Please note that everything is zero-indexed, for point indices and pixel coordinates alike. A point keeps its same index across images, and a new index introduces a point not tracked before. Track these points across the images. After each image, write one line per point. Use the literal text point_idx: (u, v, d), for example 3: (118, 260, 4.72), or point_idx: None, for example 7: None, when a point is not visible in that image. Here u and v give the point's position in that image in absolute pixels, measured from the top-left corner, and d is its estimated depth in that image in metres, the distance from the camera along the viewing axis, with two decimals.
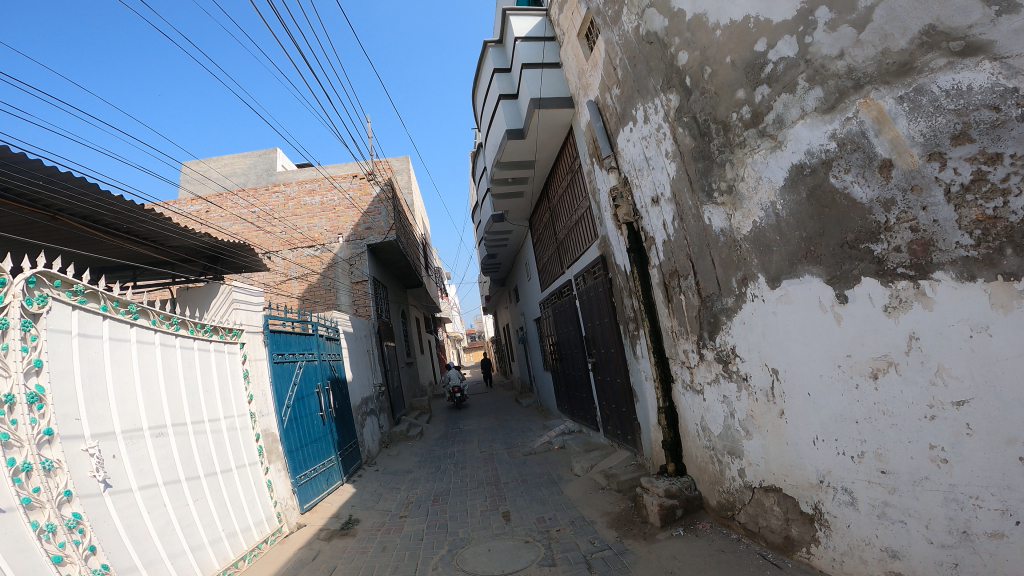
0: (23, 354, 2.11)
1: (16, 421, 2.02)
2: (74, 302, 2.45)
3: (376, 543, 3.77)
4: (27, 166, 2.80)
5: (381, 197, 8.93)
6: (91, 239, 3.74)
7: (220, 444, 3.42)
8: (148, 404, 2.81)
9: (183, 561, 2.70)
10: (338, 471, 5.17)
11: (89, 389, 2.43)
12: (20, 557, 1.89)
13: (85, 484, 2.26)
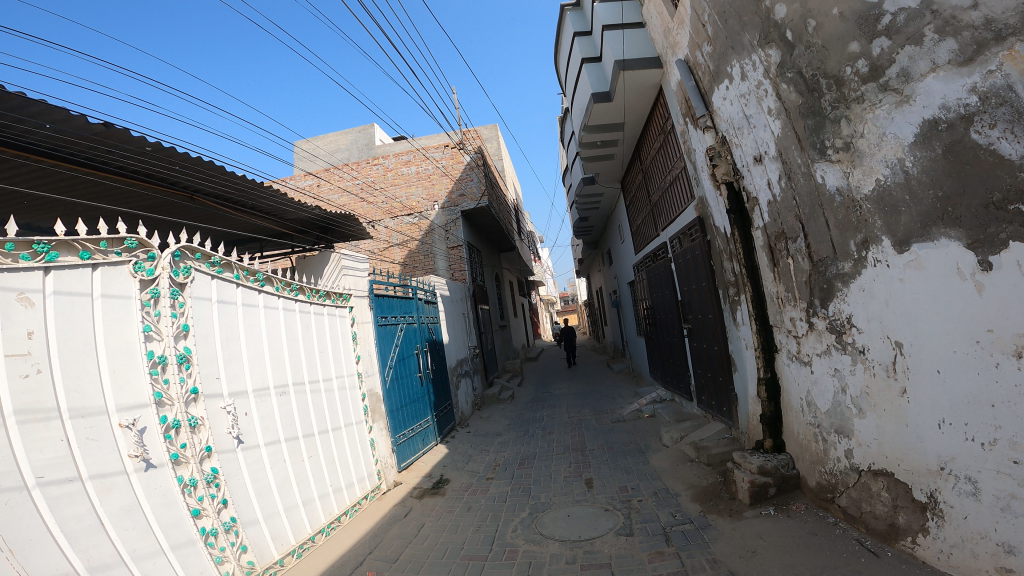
0: (173, 319, 2.57)
1: (167, 381, 2.48)
2: (212, 273, 2.88)
3: (462, 503, 4.08)
4: (168, 155, 3.28)
5: (472, 164, 9.11)
6: (223, 215, 4.26)
7: (332, 403, 3.85)
8: (275, 366, 3.25)
9: (296, 513, 3.14)
10: (433, 432, 5.59)
11: (227, 350, 2.87)
12: (167, 509, 2.33)
13: (222, 441, 2.71)
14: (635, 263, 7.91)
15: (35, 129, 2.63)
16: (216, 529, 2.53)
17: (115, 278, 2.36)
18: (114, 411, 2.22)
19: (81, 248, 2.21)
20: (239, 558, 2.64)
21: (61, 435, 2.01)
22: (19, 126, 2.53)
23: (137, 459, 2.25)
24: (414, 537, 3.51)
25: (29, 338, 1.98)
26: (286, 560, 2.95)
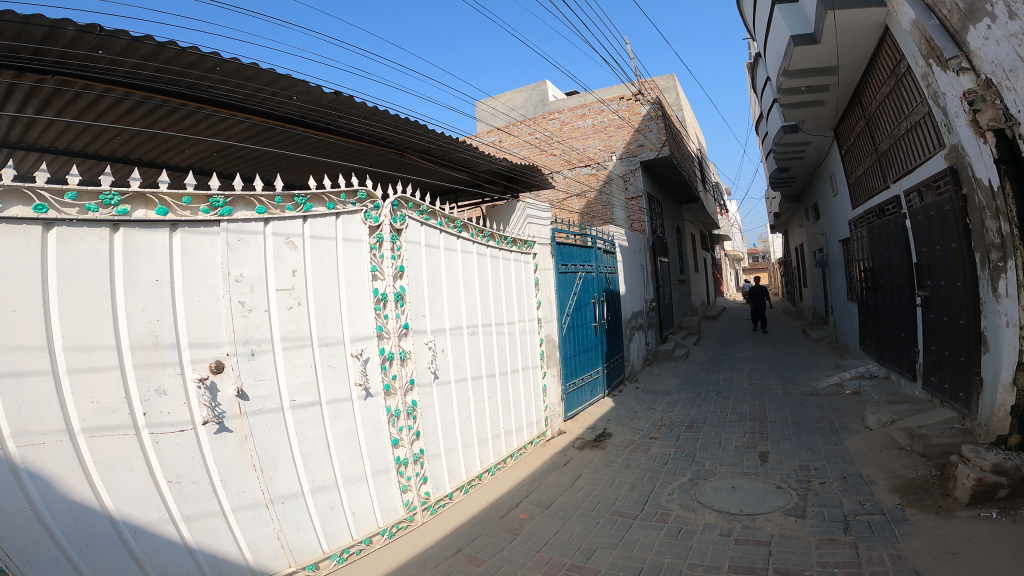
0: (391, 262, 3.53)
1: (388, 315, 3.52)
2: (420, 219, 3.78)
3: (621, 460, 4.59)
4: (387, 119, 3.87)
5: (652, 114, 8.60)
6: (425, 167, 4.75)
7: (513, 343, 4.71)
8: (468, 309, 4.18)
9: (471, 451, 4.25)
10: (600, 385, 6.03)
11: (432, 292, 3.85)
12: (377, 436, 3.52)
13: (422, 374, 3.79)
14: (854, 220, 6.64)
15: (286, 100, 3.59)
16: (406, 458, 3.68)
17: (352, 225, 3.38)
18: (348, 340, 3.33)
19: (326, 199, 3.27)
20: (419, 488, 3.81)
21: (310, 358, 3.16)
22: (274, 97, 3.45)
23: (359, 387, 3.41)
24: (569, 486, 4.29)
25: (293, 274, 3.11)
26: (455, 494, 4.08)
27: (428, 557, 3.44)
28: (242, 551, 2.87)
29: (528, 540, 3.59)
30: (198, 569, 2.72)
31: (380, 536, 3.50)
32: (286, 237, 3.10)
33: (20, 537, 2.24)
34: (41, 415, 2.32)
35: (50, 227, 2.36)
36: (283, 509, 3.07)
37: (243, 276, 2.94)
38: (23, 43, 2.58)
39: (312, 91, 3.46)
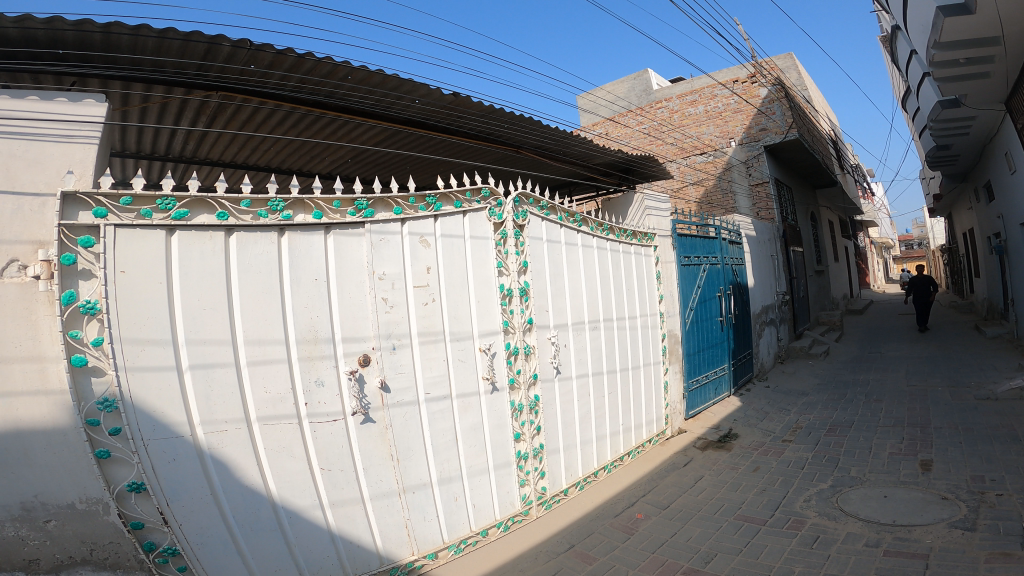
0: (516, 257, 3.73)
1: (513, 311, 3.74)
2: (541, 214, 3.96)
3: (750, 462, 4.39)
4: (505, 117, 4.03)
5: (772, 95, 8.43)
6: (541, 163, 4.93)
7: (636, 339, 4.72)
8: (590, 305, 4.31)
9: (589, 448, 4.28)
10: (727, 383, 5.90)
11: (554, 287, 3.99)
12: (500, 430, 3.67)
13: (546, 368, 3.91)
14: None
15: (409, 104, 3.80)
16: (528, 453, 3.82)
17: (479, 223, 3.62)
18: (477, 335, 3.56)
19: (455, 198, 3.46)
20: (537, 483, 3.90)
21: (444, 353, 3.40)
22: (400, 101, 3.73)
23: (488, 381, 3.59)
24: (689, 487, 4.12)
25: (428, 270, 3.34)
26: (571, 490, 4.10)
27: (540, 552, 3.49)
28: (374, 537, 3.17)
29: (644, 541, 3.51)
30: (337, 551, 3.04)
31: (495, 528, 3.67)
32: (421, 236, 3.33)
33: (201, 519, 2.71)
34: (225, 406, 2.78)
35: (232, 232, 2.81)
36: (413, 498, 3.33)
37: (385, 274, 3.19)
38: (188, 60, 3.05)
39: (433, 93, 3.68)
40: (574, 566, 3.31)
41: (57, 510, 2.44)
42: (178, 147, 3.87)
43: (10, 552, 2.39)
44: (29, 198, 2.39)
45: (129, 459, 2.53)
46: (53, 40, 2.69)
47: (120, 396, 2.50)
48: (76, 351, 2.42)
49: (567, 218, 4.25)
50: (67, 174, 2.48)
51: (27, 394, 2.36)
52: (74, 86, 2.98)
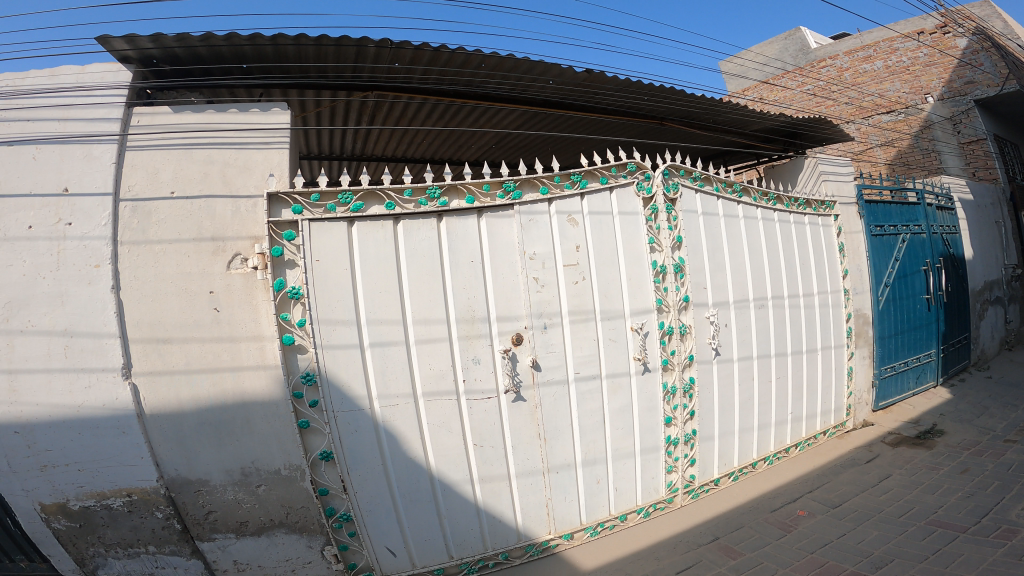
0: (669, 232, 3.63)
1: (666, 289, 3.63)
2: (694, 186, 3.85)
3: (954, 464, 3.90)
4: (647, 92, 3.96)
5: (972, 47, 7.97)
6: (693, 134, 4.88)
7: (814, 319, 4.55)
8: (756, 281, 4.15)
9: (747, 437, 4.09)
10: (932, 371, 5.69)
11: (712, 264, 3.87)
12: (649, 412, 3.59)
13: (704, 351, 3.77)
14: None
15: (544, 85, 3.79)
16: (677, 438, 3.70)
17: (627, 200, 3.55)
18: (629, 314, 3.51)
19: (601, 175, 3.45)
20: (686, 470, 3.77)
21: (594, 332, 3.41)
22: (535, 83, 3.73)
23: (639, 362, 3.54)
24: (870, 487, 3.75)
25: (578, 249, 3.36)
26: (723, 480, 3.94)
27: (679, 541, 3.39)
28: (515, 514, 3.36)
29: (803, 540, 3.24)
30: (480, 525, 3.29)
31: (635, 514, 3.64)
32: (568, 214, 3.36)
33: (372, 488, 3.12)
34: (397, 382, 3.11)
35: (398, 221, 3.13)
36: (556, 478, 3.42)
37: (535, 254, 3.27)
38: (345, 64, 3.29)
39: (567, 71, 3.62)
40: (716, 558, 3.18)
41: (266, 474, 2.99)
42: (349, 147, 4.35)
43: (229, 514, 2.99)
44: (245, 201, 2.92)
45: (322, 429, 3.01)
46: (236, 56, 3.08)
47: (317, 370, 2.97)
48: (286, 331, 2.91)
49: (725, 188, 4.08)
50: (270, 177, 2.99)
51: (251, 368, 2.90)
52: (261, 97, 3.38)
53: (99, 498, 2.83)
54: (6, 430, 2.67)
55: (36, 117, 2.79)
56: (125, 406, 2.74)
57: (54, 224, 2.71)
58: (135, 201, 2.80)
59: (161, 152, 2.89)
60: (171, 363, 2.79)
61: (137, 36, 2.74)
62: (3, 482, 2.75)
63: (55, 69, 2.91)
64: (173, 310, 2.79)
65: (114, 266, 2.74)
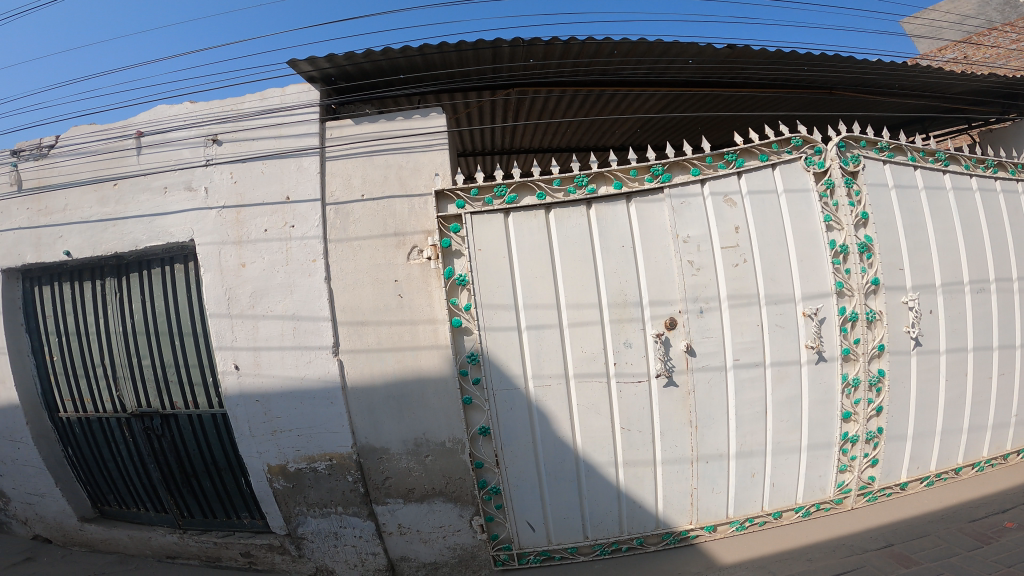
0: (850, 208, 3.46)
1: (848, 271, 3.44)
2: (882, 157, 3.67)
3: None
4: (810, 63, 3.81)
5: None
6: (873, 101, 4.64)
7: None
8: (971, 261, 3.85)
9: (952, 439, 3.81)
10: None
11: (912, 244, 3.65)
12: (822, 405, 3.44)
13: (898, 342, 3.54)
14: None
15: (683, 66, 3.72)
16: (857, 436, 3.51)
17: (795, 176, 3.46)
18: (800, 299, 3.36)
19: (760, 151, 3.40)
20: (865, 470, 3.58)
21: (757, 319, 3.32)
22: (672, 65, 3.66)
23: (812, 350, 3.38)
24: None
25: (737, 231, 3.33)
26: (911, 484, 3.69)
27: (840, 545, 3.20)
28: (656, 501, 3.38)
29: (1001, 553, 2.92)
30: (619, 508, 3.37)
31: (793, 513, 3.49)
32: (725, 195, 3.35)
33: (521, 462, 3.32)
34: (551, 363, 3.27)
35: (550, 210, 3.30)
36: (705, 468, 3.37)
37: (689, 237, 3.29)
38: (484, 66, 3.52)
39: (706, 50, 3.51)
40: (886, 564, 2.97)
41: (433, 446, 3.33)
42: (499, 144, 4.65)
43: (401, 481, 3.36)
44: (417, 198, 3.40)
45: (483, 406, 3.27)
46: (393, 68, 3.45)
47: (480, 350, 3.25)
48: (455, 315, 3.24)
49: (925, 158, 3.91)
50: (436, 176, 3.42)
51: (428, 348, 3.32)
52: (419, 104, 3.75)
53: (310, 461, 3.40)
54: (252, 399, 3.41)
55: (256, 137, 3.53)
56: (333, 378, 3.32)
57: (281, 227, 3.41)
58: (337, 204, 3.41)
59: (347, 160, 3.48)
60: (366, 342, 3.32)
61: (318, 57, 3.20)
62: (246, 443, 3.47)
63: (264, 92, 3.59)
64: (368, 298, 3.33)
65: (326, 261, 3.36)
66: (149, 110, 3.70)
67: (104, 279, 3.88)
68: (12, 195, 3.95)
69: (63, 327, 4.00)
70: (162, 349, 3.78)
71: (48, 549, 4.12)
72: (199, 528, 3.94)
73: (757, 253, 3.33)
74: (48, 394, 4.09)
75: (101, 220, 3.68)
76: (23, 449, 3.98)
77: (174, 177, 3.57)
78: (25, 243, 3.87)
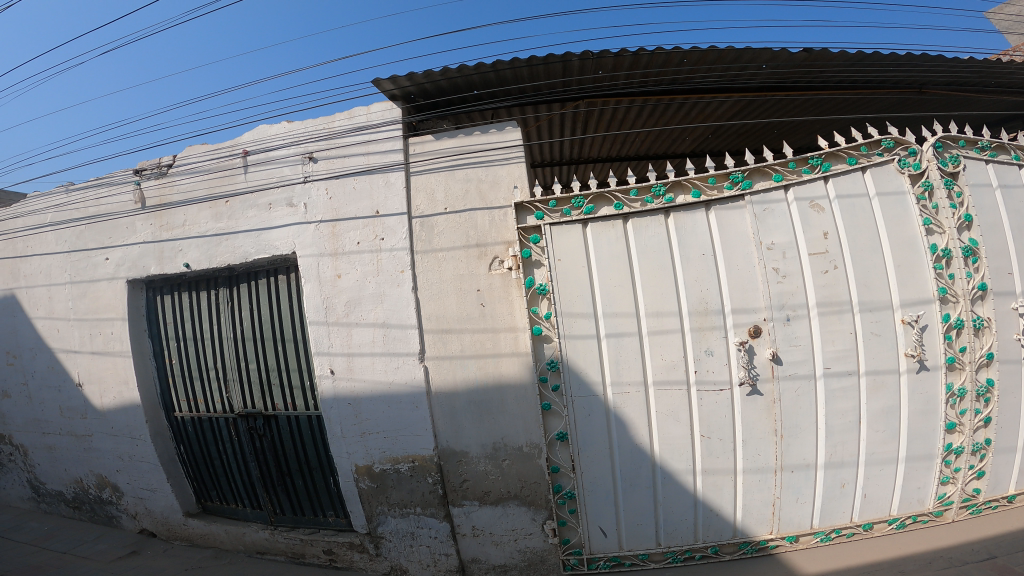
0: (951, 211, 3.35)
1: (952, 276, 3.32)
2: (984, 157, 3.53)
3: None
4: (896, 63, 3.74)
5: None
6: (964, 99, 4.48)
7: None
8: None
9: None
10: None
11: (1020, 247, 3.50)
12: (924, 417, 3.31)
13: (1008, 350, 3.40)
14: None
15: (757, 71, 3.68)
16: (963, 447, 3.37)
17: (887, 179, 3.39)
18: (899, 306, 3.28)
19: (846, 155, 3.37)
20: (970, 482, 3.43)
21: (852, 327, 3.27)
22: (746, 71, 3.63)
23: (912, 359, 3.28)
24: None
25: (825, 237, 3.30)
26: (1020, 497, 3.52)
27: (938, 557, 3.07)
28: (734, 510, 3.34)
29: None
30: (695, 516, 3.35)
31: (885, 523, 3.36)
32: (811, 201, 3.33)
33: (597, 468, 3.36)
34: (630, 370, 3.31)
35: (628, 220, 3.37)
36: (790, 478, 3.31)
37: (774, 244, 3.29)
38: (555, 80, 3.62)
39: (783, 54, 3.46)
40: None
41: (511, 450, 3.43)
42: (568, 155, 4.73)
43: (477, 483, 3.48)
44: (497, 210, 3.53)
45: (561, 412, 3.34)
46: (469, 84, 3.59)
47: (560, 357, 3.32)
48: (535, 323, 3.36)
49: None
50: (514, 188, 3.54)
51: (509, 355, 3.42)
52: (492, 118, 3.88)
53: (394, 462, 3.58)
54: (344, 401, 3.63)
55: (348, 154, 3.79)
56: (418, 383, 3.49)
57: (372, 239, 3.63)
58: (422, 218, 3.61)
59: (430, 174, 3.67)
60: (450, 349, 3.48)
61: (400, 76, 3.39)
62: (336, 444, 3.69)
63: (352, 111, 3.86)
64: (452, 307, 3.49)
65: (413, 272, 3.55)
66: (253, 130, 4.11)
67: (218, 288, 4.29)
68: (137, 212, 4.44)
69: (182, 332, 4.41)
70: (266, 354, 4.11)
71: (152, 543, 4.50)
72: (287, 526, 4.20)
73: (848, 258, 3.29)
74: (165, 395, 4.51)
75: (216, 234, 4.10)
76: (141, 446, 4.43)
77: (277, 194, 3.92)
78: (149, 256, 4.35)
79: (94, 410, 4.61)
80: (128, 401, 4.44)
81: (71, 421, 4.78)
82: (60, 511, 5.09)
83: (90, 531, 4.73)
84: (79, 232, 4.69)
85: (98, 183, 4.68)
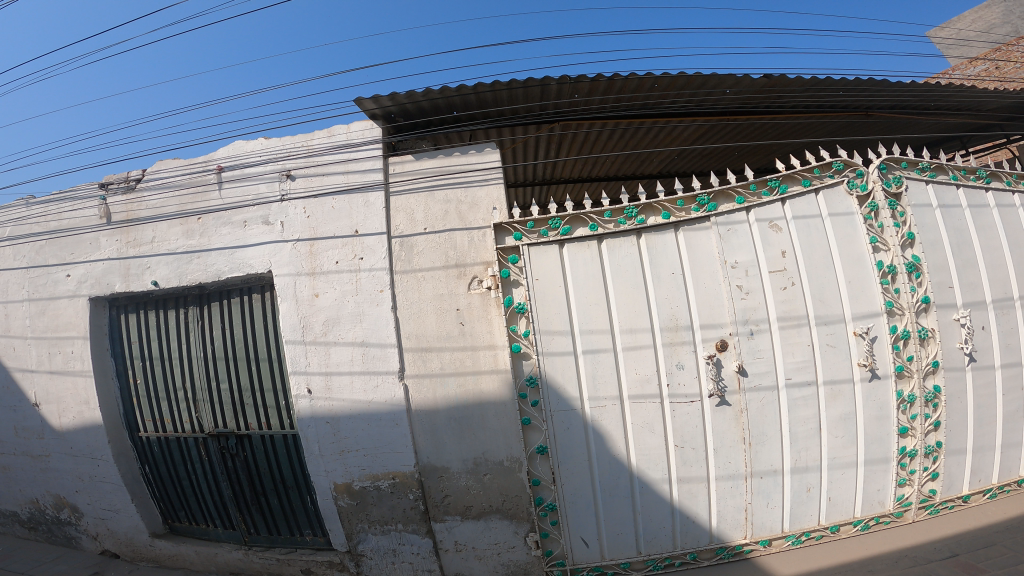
0: (895, 229, 3.60)
1: (898, 290, 3.57)
2: (924, 178, 3.82)
3: None
4: (846, 88, 4.01)
5: None
6: (907, 121, 4.83)
7: None
8: (1017, 276, 3.98)
9: (1009, 452, 3.90)
10: None
11: (961, 264, 3.78)
12: (878, 422, 3.54)
13: (952, 358, 3.66)
14: None
15: (721, 96, 3.89)
16: (916, 450, 3.60)
17: (839, 201, 3.63)
18: (851, 319, 3.52)
19: (802, 177, 3.60)
20: (926, 483, 3.66)
21: (808, 339, 3.48)
22: (710, 95, 3.84)
23: (864, 368, 3.51)
24: None
25: (784, 255, 3.51)
26: (973, 496, 3.77)
27: (903, 556, 3.27)
28: (709, 516, 3.49)
29: None
30: (672, 524, 3.48)
31: (850, 526, 3.57)
32: (770, 221, 3.55)
33: (577, 480, 3.46)
34: (606, 384, 3.44)
35: (602, 240, 3.52)
36: (759, 483, 3.48)
37: (737, 263, 3.48)
38: (532, 103, 3.75)
39: (744, 80, 3.68)
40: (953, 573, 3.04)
41: (492, 465, 3.51)
42: (542, 175, 4.86)
43: (459, 499, 3.55)
44: (477, 231, 3.64)
45: (541, 426, 3.45)
46: (449, 105, 3.69)
47: (539, 374, 3.44)
48: (515, 340, 3.46)
49: (968, 176, 4.04)
50: (493, 210, 3.66)
51: (488, 372, 3.52)
52: (471, 139, 4.00)
53: (374, 479, 3.61)
54: (322, 420, 3.66)
55: (327, 173, 3.85)
56: (399, 401, 3.55)
57: (351, 259, 3.69)
58: (402, 237, 3.69)
59: (411, 194, 3.76)
60: (431, 367, 3.55)
61: (382, 96, 3.48)
62: (315, 463, 3.70)
63: (331, 130, 3.92)
64: (432, 325, 3.57)
65: (392, 291, 3.62)
66: (228, 146, 4.13)
67: (188, 307, 4.26)
68: (103, 227, 4.39)
69: (147, 351, 4.37)
70: (239, 373, 4.10)
71: (116, 564, 4.39)
72: (263, 545, 4.17)
73: (805, 275, 3.51)
74: (128, 414, 4.45)
75: (187, 252, 4.10)
76: (103, 467, 4.34)
77: (252, 212, 3.95)
78: (115, 272, 4.30)
79: (52, 431, 4.50)
80: (88, 422, 4.34)
81: (26, 442, 4.65)
82: (14, 534, 4.93)
83: (46, 553, 4.59)
84: (40, 247, 4.60)
85: (60, 197, 4.60)
